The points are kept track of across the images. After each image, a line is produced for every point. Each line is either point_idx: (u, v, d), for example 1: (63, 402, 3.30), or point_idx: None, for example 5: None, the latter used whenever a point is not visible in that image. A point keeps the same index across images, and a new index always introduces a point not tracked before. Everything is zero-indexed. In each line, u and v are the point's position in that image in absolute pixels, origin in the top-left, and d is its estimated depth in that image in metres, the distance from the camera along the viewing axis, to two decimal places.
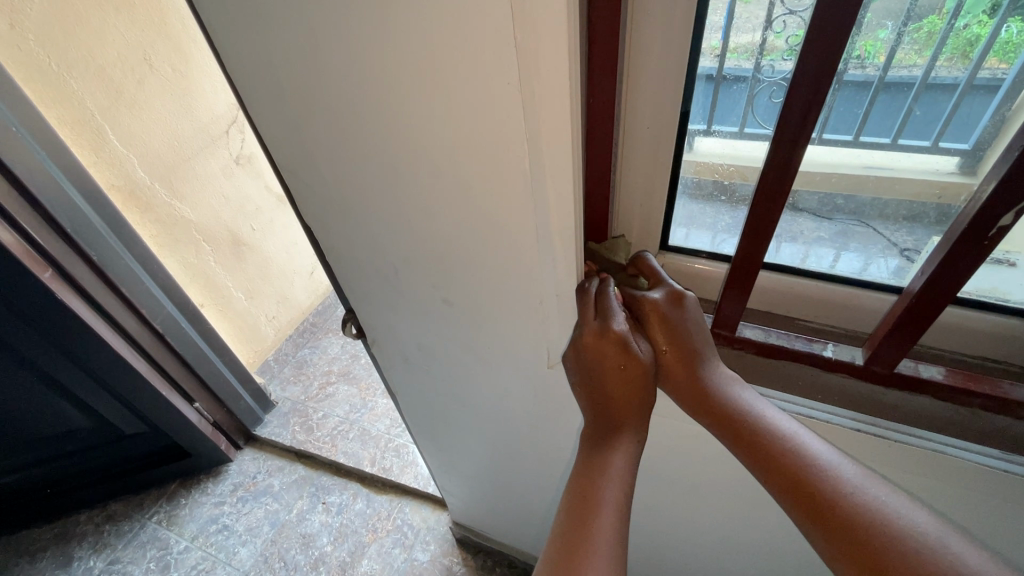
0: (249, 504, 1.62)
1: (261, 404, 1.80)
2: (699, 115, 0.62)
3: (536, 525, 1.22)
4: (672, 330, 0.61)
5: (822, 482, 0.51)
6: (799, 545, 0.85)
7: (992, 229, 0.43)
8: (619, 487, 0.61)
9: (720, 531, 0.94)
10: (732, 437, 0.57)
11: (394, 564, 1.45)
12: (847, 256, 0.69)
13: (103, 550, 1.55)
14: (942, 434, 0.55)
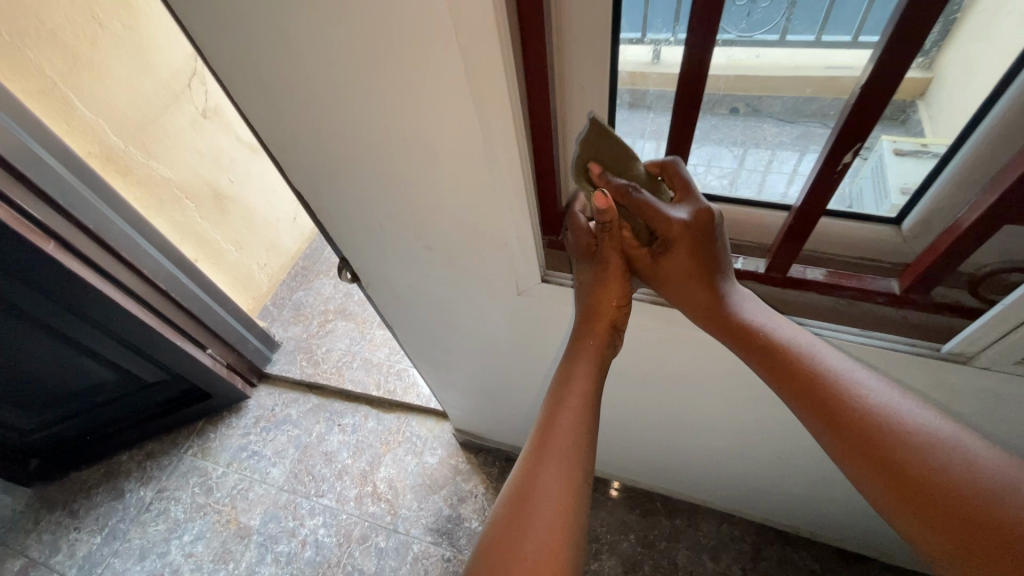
0: (272, 432, 1.82)
1: (267, 345, 1.95)
2: (666, 24, 0.66)
3: (527, 425, 1.43)
4: (697, 247, 0.66)
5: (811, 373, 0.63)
6: (735, 414, 1.05)
7: (841, 163, 0.56)
8: (582, 402, 0.73)
9: (675, 411, 1.13)
10: (743, 341, 0.67)
11: (408, 467, 1.68)
12: (807, 157, 0.77)
13: (150, 481, 1.76)
14: (820, 319, 0.68)
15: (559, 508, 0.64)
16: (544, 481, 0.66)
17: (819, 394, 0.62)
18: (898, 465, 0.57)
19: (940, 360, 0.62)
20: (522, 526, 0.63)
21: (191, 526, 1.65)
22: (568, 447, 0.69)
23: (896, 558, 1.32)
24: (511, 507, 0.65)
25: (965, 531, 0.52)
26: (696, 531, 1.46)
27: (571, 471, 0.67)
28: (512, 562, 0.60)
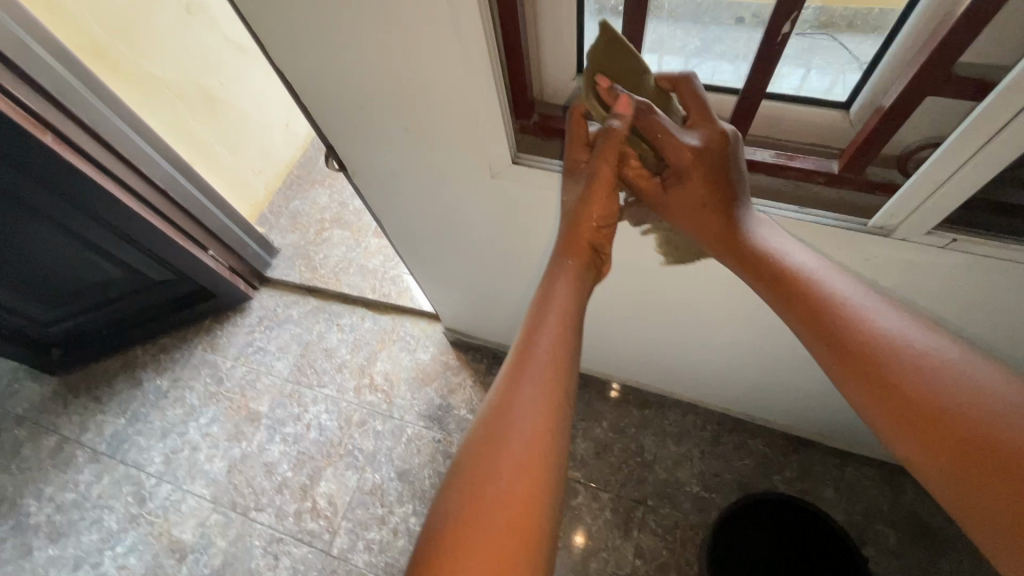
0: (275, 330, 1.94)
1: (266, 250, 2.03)
2: None
3: (511, 323, 1.53)
4: (709, 170, 0.69)
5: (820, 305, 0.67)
6: (699, 307, 1.13)
7: (781, 33, 0.58)
8: (560, 322, 0.74)
9: (646, 306, 1.22)
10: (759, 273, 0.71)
11: (403, 362, 1.81)
12: (815, 74, 0.70)
13: (165, 371, 1.91)
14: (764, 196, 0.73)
15: (535, 429, 0.65)
16: (521, 403, 0.66)
17: (826, 323, 0.66)
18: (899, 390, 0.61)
19: (863, 233, 0.69)
20: (498, 447, 0.63)
21: (206, 411, 1.81)
22: (546, 371, 0.69)
23: (838, 442, 1.47)
24: (487, 429, 0.65)
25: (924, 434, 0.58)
26: (663, 419, 1.60)
27: (549, 393, 0.68)
28: (489, 482, 0.61)
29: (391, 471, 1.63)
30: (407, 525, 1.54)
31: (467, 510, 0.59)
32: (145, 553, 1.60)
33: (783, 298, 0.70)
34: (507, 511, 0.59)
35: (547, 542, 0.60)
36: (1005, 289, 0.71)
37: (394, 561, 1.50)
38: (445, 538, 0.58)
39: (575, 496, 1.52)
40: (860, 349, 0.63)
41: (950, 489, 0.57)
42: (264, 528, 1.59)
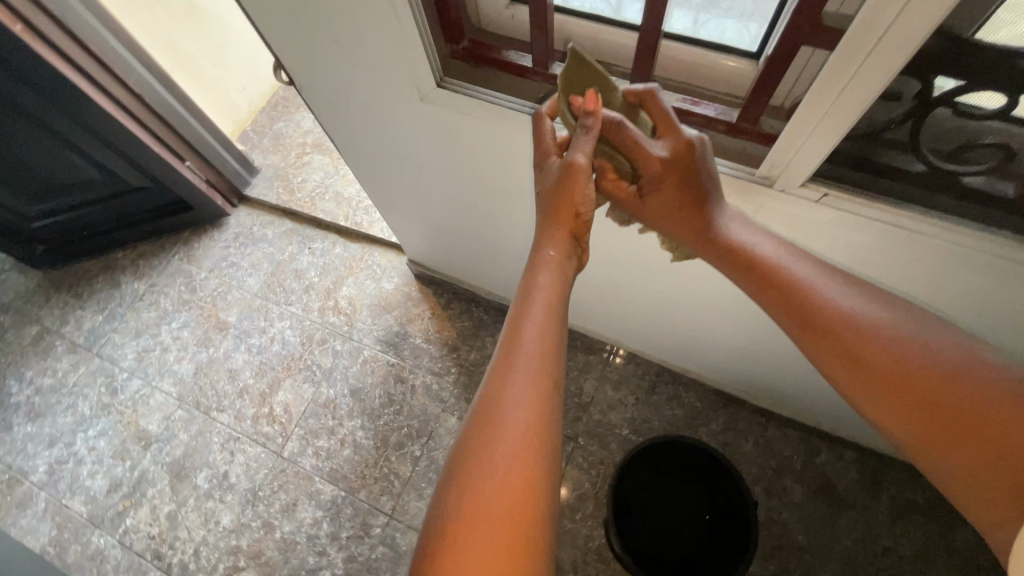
0: (249, 248, 2.00)
1: (246, 168, 2.06)
2: None
3: (467, 258, 1.58)
4: (684, 178, 0.71)
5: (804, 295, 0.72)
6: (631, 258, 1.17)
7: None
8: (547, 313, 0.74)
9: None
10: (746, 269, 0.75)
11: (367, 289, 1.88)
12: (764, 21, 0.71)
13: (142, 276, 1.99)
14: None
15: (524, 423, 0.65)
16: (508, 399, 0.67)
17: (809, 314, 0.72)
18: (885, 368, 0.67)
19: (752, 182, 0.71)
20: (491, 445, 0.64)
21: (178, 316, 1.91)
22: (532, 363, 0.70)
23: (764, 401, 1.54)
24: (477, 432, 0.65)
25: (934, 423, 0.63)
26: (605, 366, 1.68)
27: (535, 384, 0.68)
28: (484, 480, 0.62)
29: (345, 388, 1.73)
30: (354, 436, 1.66)
31: (465, 508, 0.61)
32: (114, 438, 1.74)
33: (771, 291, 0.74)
34: (502, 505, 0.61)
35: (544, 531, 0.62)
36: (877, 256, 0.74)
37: (338, 467, 1.63)
38: (447, 537, 0.60)
39: None
40: (843, 336, 0.70)
41: (942, 458, 0.64)
42: (223, 426, 1.72)
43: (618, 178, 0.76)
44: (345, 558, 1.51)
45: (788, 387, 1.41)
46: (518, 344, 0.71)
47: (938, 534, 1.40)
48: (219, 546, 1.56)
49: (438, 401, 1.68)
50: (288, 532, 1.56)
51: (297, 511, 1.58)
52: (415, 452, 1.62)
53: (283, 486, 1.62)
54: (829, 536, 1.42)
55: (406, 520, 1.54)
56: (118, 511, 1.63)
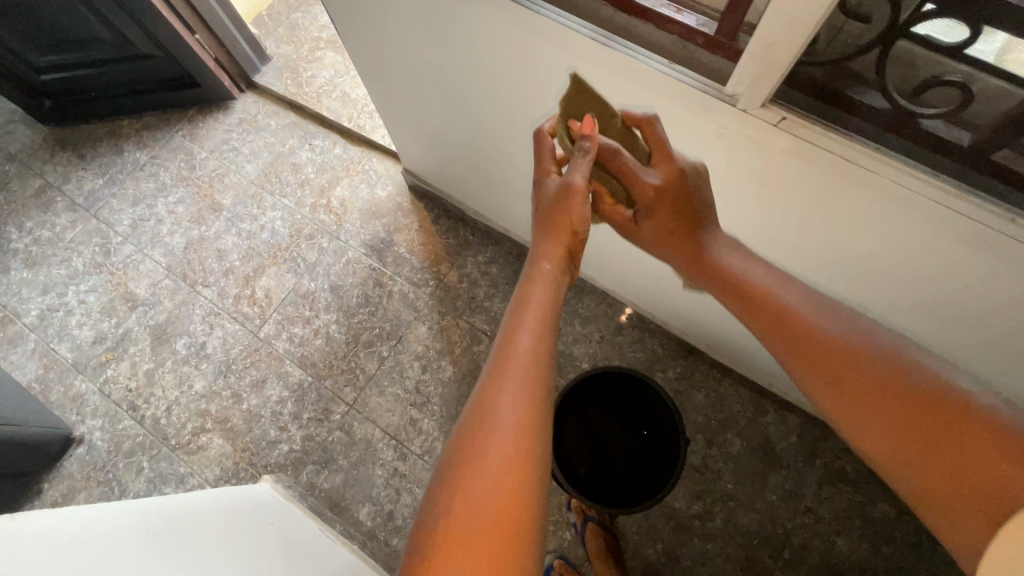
0: (251, 135, 2.01)
1: (257, 54, 2.04)
2: None
3: (461, 173, 1.60)
4: (673, 205, 0.82)
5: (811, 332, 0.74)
6: None
7: None
8: (540, 321, 0.74)
9: None
10: (748, 302, 0.80)
11: (360, 193, 1.89)
12: None
13: (145, 148, 2.02)
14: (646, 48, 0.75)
15: (516, 421, 0.65)
16: (501, 399, 0.66)
17: (815, 352, 0.73)
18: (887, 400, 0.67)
19: (718, 100, 0.71)
20: (483, 446, 0.63)
21: (175, 191, 1.94)
22: (527, 362, 0.70)
23: (723, 357, 1.57)
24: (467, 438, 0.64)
25: (938, 452, 0.62)
26: (577, 302, 1.71)
27: (529, 385, 0.68)
28: (474, 481, 0.60)
29: (326, 284, 1.78)
30: (327, 329, 1.73)
31: (457, 510, 0.59)
32: (103, 296, 1.82)
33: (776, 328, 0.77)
34: (493, 506, 0.59)
35: (537, 535, 0.60)
36: (832, 199, 0.75)
37: (309, 354, 1.70)
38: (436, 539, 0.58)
39: (478, 344, 1.68)
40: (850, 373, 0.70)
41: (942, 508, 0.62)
42: (206, 300, 1.79)
43: (615, 203, 0.88)
44: (303, 436, 1.61)
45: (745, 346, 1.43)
46: (513, 358, 0.70)
47: (860, 503, 1.46)
48: (189, 408, 1.67)
49: (412, 309, 1.74)
50: (254, 405, 1.66)
51: (265, 388, 1.67)
52: (383, 352, 1.69)
53: (254, 363, 1.71)
54: (756, 489, 1.49)
55: (365, 411, 1.63)
56: (100, 362, 1.74)
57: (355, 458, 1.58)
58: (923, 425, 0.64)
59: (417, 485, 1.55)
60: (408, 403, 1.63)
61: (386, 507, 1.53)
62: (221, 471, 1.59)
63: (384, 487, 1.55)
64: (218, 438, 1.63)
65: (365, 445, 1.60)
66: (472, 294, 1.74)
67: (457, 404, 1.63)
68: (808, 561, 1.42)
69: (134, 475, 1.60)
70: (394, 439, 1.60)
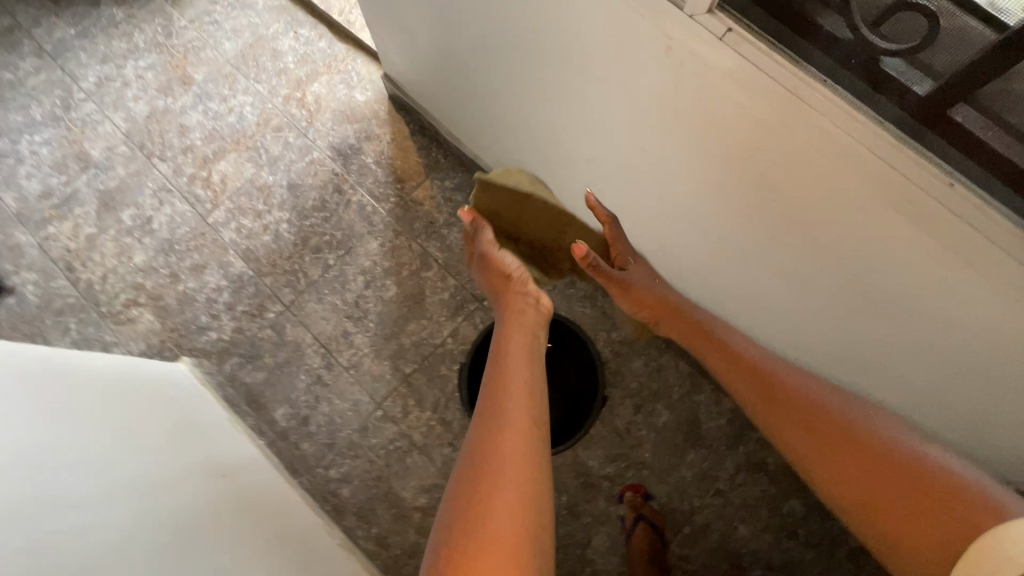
0: (236, 12, 1.88)
1: None
2: None
3: (436, 86, 1.49)
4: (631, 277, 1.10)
5: (789, 395, 0.90)
6: (562, 130, 1.10)
7: None
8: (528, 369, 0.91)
9: (527, 111, 1.17)
10: (735, 368, 0.99)
11: (337, 93, 1.79)
12: None
13: (123, 5, 1.90)
14: None
15: (520, 447, 0.77)
16: (507, 428, 0.79)
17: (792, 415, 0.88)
18: (873, 451, 0.79)
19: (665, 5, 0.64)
20: (496, 473, 0.73)
21: (147, 57, 1.84)
22: (522, 396, 0.84)
23: None
24: (476, 474, 0.74)
25: (910, 507, 0.72)
26: None
27: (525, 414, 0.81)
28: (493, 503, 0.70)
29: (284, 180, 1.71)
30: (278, 227, 1.67)
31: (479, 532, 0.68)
32: (57, 150, 1.75)
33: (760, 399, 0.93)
34: (510, 523, 0.69)
35: (540, 544, 0.70)
36: (774, 146, 0.68)
37: (254, 248, 1.65)
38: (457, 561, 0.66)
39: (427, 270, 1.63)
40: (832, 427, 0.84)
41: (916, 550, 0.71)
42: (160, 175, 1.72)
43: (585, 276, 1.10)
44: (233, 328, 1.58)
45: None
46: (510, 394, 0.84)
47: (772, 496, 1.44)
48: (126, 279, 1.63)
49: (367, 222, 1.67)
50: (190, 288, 1.62)
51: (204, 274, 1.63)
52: (329, 260, 1.64)
53: (198, 247, 1.66)
54: (672, 463, 1.46)
55: (300, 315, 1.59)
56: (43, 217, 1.69)
57: (281, 360, 1.56)
58: (890, 475, 0.76)
59: (337, 396, 1.53)
60: (344, 316, 1.59)
61: (303, 412, 1.52)
62: (146, 346, 1.57)
63: (305, 393, 1.53)
64: (149, 314, 1.60)
65: (293, 349, 1.57)
66: (431, 219, 1.67)
67: (393, 325, 1.59)
68: (706, 540, 1.42)
69: (59, 335, 1.58)
70: (323, 348, 1.57)
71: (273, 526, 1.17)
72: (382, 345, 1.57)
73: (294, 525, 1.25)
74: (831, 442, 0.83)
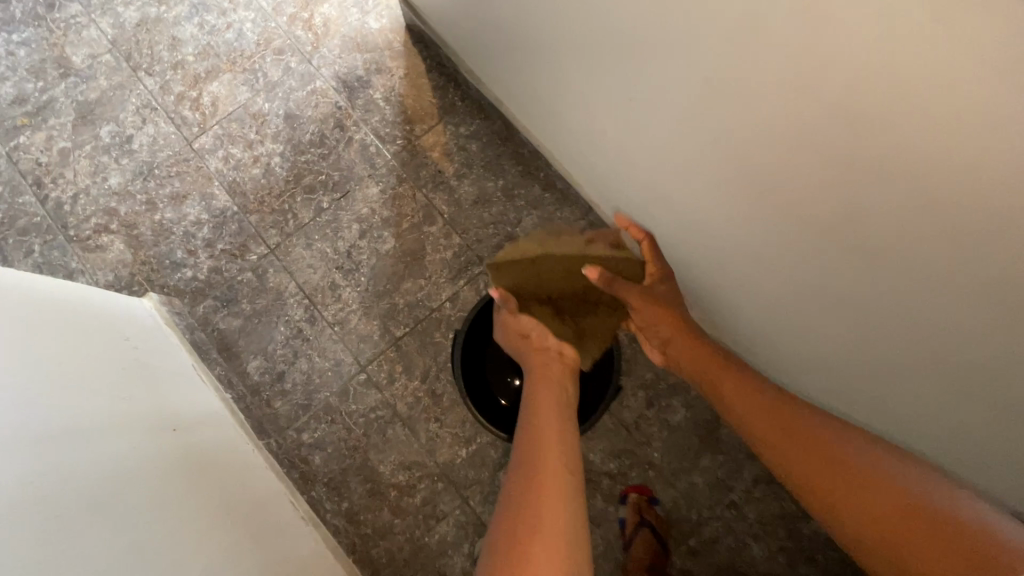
0: None
1: None
2: None
3: (459, 10, 1.29)
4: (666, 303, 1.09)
5: (792, 441, 0.83)
6: (606, 60, 0.91)
7: None
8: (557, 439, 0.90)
9: (565, 38, 0.97)
10: (744, 415, 0.92)
11: (349, 17, 1.58)
12: None
13: None
14: None
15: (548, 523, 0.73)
16: (538, 505, 0.76)
17: (802, 466, 0.81)
18: (880, 499, 0.71)
19: None
20: (523, 556, 0.69)
21: None
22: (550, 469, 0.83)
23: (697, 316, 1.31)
24: (506, 557, 0.70)
25: (918, 545, 0.66)
26: (555, 211, 1.45)
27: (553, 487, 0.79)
28: None
29: (281, 110, 1.53)
30: (269, 161, 1.49)
31: None
32: (35, 53, 1.57)
33: (774, 452, 0.86)
34: None
35: None
36: (833, 51, 0.55)
37: (241, 182, 1.48)
38: None
39: (430, 224, 1.45)
40: (839, 473, 0.76)
41: None
42: (145, 91, 1.54)
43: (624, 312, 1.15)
44: (211, 268, 1.43)
45: (714, 309, 1.16)
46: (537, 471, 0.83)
47: (791, 514, 1.28)
48: (99, 203, 1.47)
49: (368, 165, 1.49)
50: (168, 219, 1.46)
51: (184, 205, 1.47)
52: (323, 203, 1.46)
53: (180, 174, 1.49)
54: (683, 467, 1.30)
55: (285, 260, 1.43)
56: (14, 126, 1.52)
57: (260, 308, 1.40)
58: (903, 518, 0.68)
59: (318, 354, 1.38)
60: (334, 266, 1.43)
61: (278, 367, 1.37)
62: (114, 278, 1.42)
63: (282, 347, 1.38)
64: (120, 243, 1.45)
65: (274, 297, 1.41)
66: (440, 168, 1.48)
67: (387, 282, 1.42)
68: (712, 556, 1.27)
69: (21, 256, 1.43)
70: (307, 299, 1.41)
71: (235, 499, 1.03)
72: (373, 303, 1.41)
73: (258, 497, 1.11)
74: (833, 487, 0.76)
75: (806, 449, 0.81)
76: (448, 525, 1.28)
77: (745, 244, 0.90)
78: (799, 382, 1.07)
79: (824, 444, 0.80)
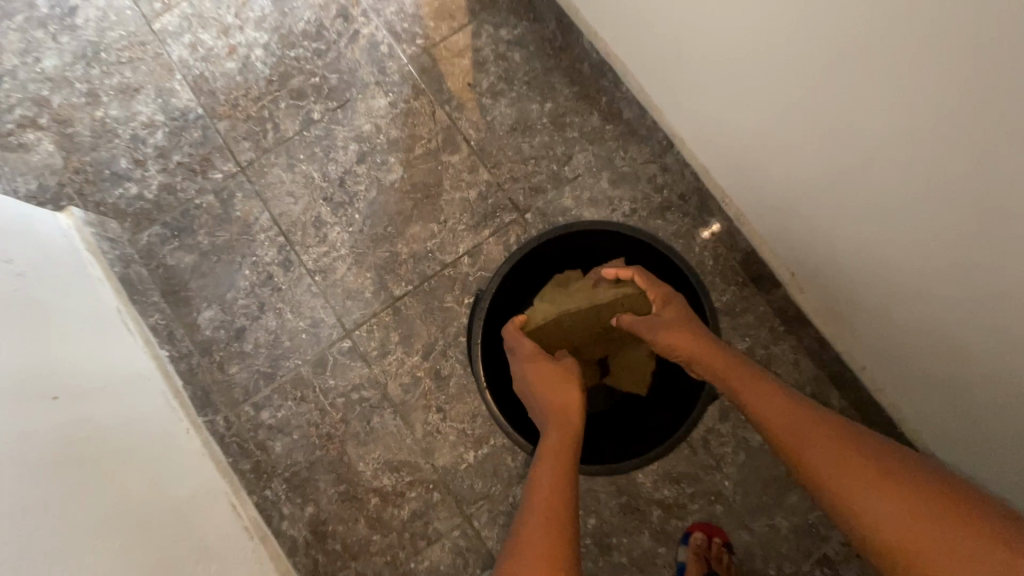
0: None
1: None
2: None
3: None
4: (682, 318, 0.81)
5: (775, 418, 0.66)
6: None
7: None
8: (550, 469, 0.72)
9: None
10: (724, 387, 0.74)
11: None
12: None
13: None
14: None
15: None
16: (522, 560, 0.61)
17: (790, 446, 0.63)
18: (880, 483, 0.55)
19: None
20: None
21: None
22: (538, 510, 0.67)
23: (806, 302, 0.94)
24: None
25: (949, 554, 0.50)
26: (617, 150, 1.08)
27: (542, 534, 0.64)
28: None
29: None
30: (248, 52, 1.14)
31: None
32: None
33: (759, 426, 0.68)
34: None
35: None
36: None
37: (210, 77, 1.13)
38: None
39: (450, 153, 1.10)
40: (828, 455, 0.60)
41: None
42: None
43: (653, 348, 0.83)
44: (162, 185, 1.09)
45: (828, 283, 0.87)
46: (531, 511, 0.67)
47: None
48: (25, 89, 1.13)
49: (375, 68, 1.13)
50: (112, 116, 1.12)
51: (134, 101, 1.13)
52: (313, 114, 1.11)
53: (133, 61, 1.14)
54: (761, 505, 0.97)
55: (259, 184, 1.09)
56: None
57: (220, 243, 1.07)
58: (913, 510, 0.53)
59: (290, 310, 1.04)
60: (320, 197, 1.08)
61: (238, 321, 1.04)
62: (37, 187, 1.09)
63: (244, 296, 1.05)
64: (48, 143, 1.11)
65: (240, 230, 1.07)
66: (471, 81, 1.12)
67: (388, 223, 1.07)
68: None
69: None
70: (282, 237, 1.07)
71: (126, 501, 0.70)
72: (366, 250, 1.06)
73: (170, 499, 0.78)
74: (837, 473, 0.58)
75: (791, 430, 0.64)
76: (442, 550, 0.97)
77: (775, 174, 0.81)
78: (869, 355, 0.89)
79: (813, 425, 0.63)
